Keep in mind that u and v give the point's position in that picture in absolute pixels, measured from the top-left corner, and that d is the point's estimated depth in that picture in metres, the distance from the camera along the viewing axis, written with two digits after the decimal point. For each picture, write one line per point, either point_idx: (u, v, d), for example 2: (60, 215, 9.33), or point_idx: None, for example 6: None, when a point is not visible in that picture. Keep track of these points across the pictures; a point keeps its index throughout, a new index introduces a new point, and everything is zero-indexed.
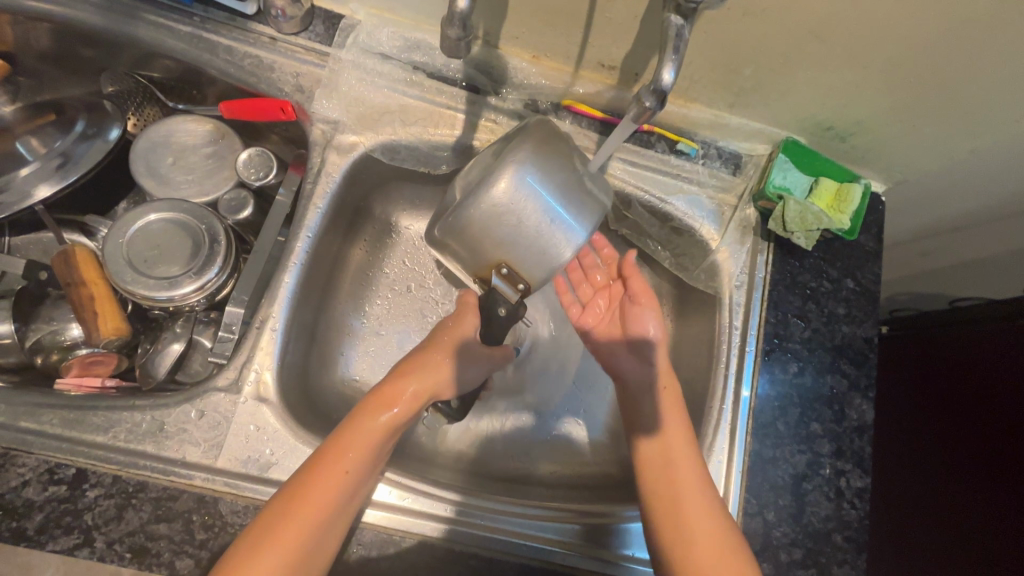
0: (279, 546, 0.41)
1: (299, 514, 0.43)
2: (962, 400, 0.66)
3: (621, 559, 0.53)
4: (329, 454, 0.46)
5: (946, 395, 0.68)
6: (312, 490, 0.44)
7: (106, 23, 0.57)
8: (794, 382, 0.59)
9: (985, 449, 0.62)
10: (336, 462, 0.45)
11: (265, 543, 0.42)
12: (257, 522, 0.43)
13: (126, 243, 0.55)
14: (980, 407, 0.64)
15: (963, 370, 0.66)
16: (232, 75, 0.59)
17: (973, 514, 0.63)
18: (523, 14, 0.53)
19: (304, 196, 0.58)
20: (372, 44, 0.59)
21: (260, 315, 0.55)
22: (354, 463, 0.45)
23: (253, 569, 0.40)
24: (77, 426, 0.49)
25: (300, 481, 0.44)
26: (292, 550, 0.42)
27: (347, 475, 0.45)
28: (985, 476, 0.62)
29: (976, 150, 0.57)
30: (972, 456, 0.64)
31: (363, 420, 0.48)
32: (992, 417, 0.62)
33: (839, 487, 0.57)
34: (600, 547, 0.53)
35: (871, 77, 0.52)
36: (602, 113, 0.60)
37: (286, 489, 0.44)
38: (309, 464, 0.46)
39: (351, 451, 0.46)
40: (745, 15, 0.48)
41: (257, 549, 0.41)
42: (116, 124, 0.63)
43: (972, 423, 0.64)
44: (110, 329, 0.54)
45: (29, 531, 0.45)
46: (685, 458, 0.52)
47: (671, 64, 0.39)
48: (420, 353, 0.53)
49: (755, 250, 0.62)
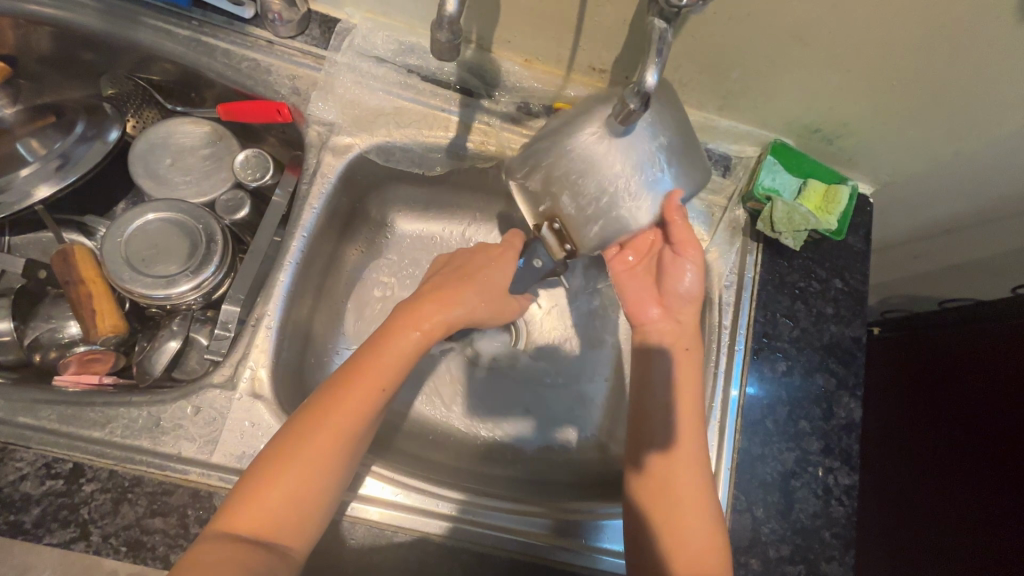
0: (309, 450, 0.44)
1: (331, 423, 0.45)
2: (954, 400, 0.66)
3: (591, 550, 0.53)
4: (360, 368, 0.47)
5: (936, 395, 0.69)
6: (344, 400, 0.45)
7: (107, 26, 0.58)
8: (783, 380, 0.60)
9: (975, 448, 0.63)
10: (370, 381, 0.47)
11: (298, 447, 0.44)
12: (288, 427, 0.45)
13: (124, 243, 0.56)
14: (971, 406, 0.64)
15: (954, 369, 0.67)
16: (229, 78, 0.60)
17: (962, 513, 0.63)
18: (515, 18, 0.54)
19: (299, 196, 0.59)
20: (367, 48, 0.60)
21: (256, 313, 0.55)
22: (388, 382, 0.47)
23: (270, 488, 0.42)
24: (74, 421, 0.50)
25: (332, 391, 0.46)
26: (320, 458, 0.44)
27: (378, 391, 0.47)
28: (974, 474, 0.62)
29: (960, 152, 0.58)
30: (961, 456, 0.64)
31: (396, 336, 0.49)
32: (982, 416, 0.63)
33: (827, 484, 0.57)
34: (571, 537, 0.54)
35: (855, 80, 0.53)
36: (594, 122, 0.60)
37: (317, 400, 0.46)
38: (339, 375, 0.47)
39: (383, 367, 0.47)
40: (731, 19, 0.49)
41: (288, 455, 0.43)
42: (116, 125, 0.64)
43: (963, 422, 0.65)
44: (108, 326, 0.55)
45: (26, 525, 0.46)
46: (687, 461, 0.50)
47: (654, 66, 0.39)
48: (456, 279, 0.53)
49: (744, 250, 0.63)
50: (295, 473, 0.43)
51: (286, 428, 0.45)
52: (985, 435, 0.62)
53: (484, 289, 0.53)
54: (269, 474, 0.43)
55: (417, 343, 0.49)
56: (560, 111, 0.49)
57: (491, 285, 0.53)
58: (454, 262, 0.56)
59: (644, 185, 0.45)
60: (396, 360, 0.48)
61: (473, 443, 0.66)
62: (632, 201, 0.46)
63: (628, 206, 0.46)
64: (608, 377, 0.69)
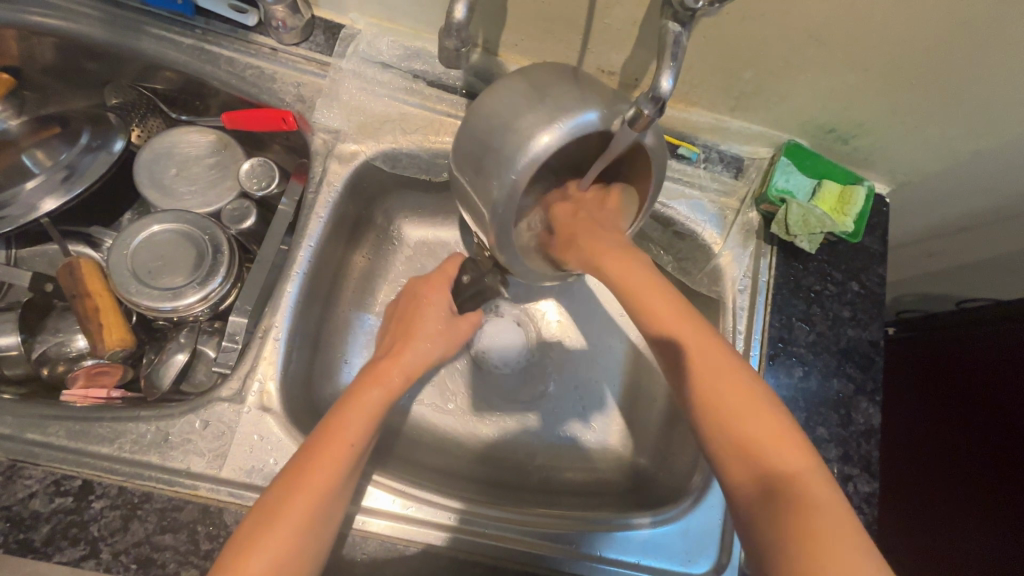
0: (292, 510, 0.41)
1: (306, 486, 0.42)
2: (978, 404, 0.65)
3: (563, 553, 0.52)
4: (329, 430, 0.45)
5: (958, 398, 0.67)
6: (317, 459, 0.43)
7: (111, 36, 0.58)
8: (799, 386, 0.58)
9: (1001, 455, 0.61)
10: (343, 432, 0.45)
11: (273, 514, 0.41)
12: (264, 498, 0.43)
13: (130, 255, 0.55)
14: (995, 411, 0.63)
15: (973, 373, 0.65)
16: (234, 86, 0.59)
17: (990, 521, 0.62)
18: (521, 21, 0.53)
19: (305, 205, 0.58)
20: (372, 54, 0.60)
21: (263, 324, 0.55)
22: (360, 432, 0.45)
23: (260, 550, 0.40)
24: (83, 437, 0.49)
25: (304, 456, 0.44)
26: (299, 524, 0.41)
27: (346, 452, 0.44)
28: (1002, 483, 0.61)
29: (980, 150, 0.57)
30: (988, 462, 0.63)
31: (358, 397, 0.47)
32: (1006, 421, 0.61)
33: (846, 492, 0.56)
34: (539, 540, 0.53)
35: (871, 80, 0.52)
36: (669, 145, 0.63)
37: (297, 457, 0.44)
38: (311, 434, 0.45)
39: (349, 427, 0.45)
40: (744, 20, 0.48)
41: (265, 522, 0.41)
42: (120, 136, 0.63)
43: (989, 428, 0.63)
44: (114, 340, 0.55)
45: (35, 543, 0.46)
46: (757, 418, 0.39)
47: (669, 71, 0.39)
48: (398, 333, 0.53)
49: (758, 253, 0.62)
50: (281, 533, 0.40)
51: (268, 490, 0.43)
52: (1010, 442, 0.61)
53: (432, 337, 0.53)
54: (256, 534, 0.40)
55: (381, 398, 0.48)
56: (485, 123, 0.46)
57: (436, 332, 0.53)
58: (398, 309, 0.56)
59: (556, 113, 0.42)
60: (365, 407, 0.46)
61: (480, 451, 0.65)
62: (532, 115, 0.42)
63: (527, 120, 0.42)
64: (621, 382, 0.68)
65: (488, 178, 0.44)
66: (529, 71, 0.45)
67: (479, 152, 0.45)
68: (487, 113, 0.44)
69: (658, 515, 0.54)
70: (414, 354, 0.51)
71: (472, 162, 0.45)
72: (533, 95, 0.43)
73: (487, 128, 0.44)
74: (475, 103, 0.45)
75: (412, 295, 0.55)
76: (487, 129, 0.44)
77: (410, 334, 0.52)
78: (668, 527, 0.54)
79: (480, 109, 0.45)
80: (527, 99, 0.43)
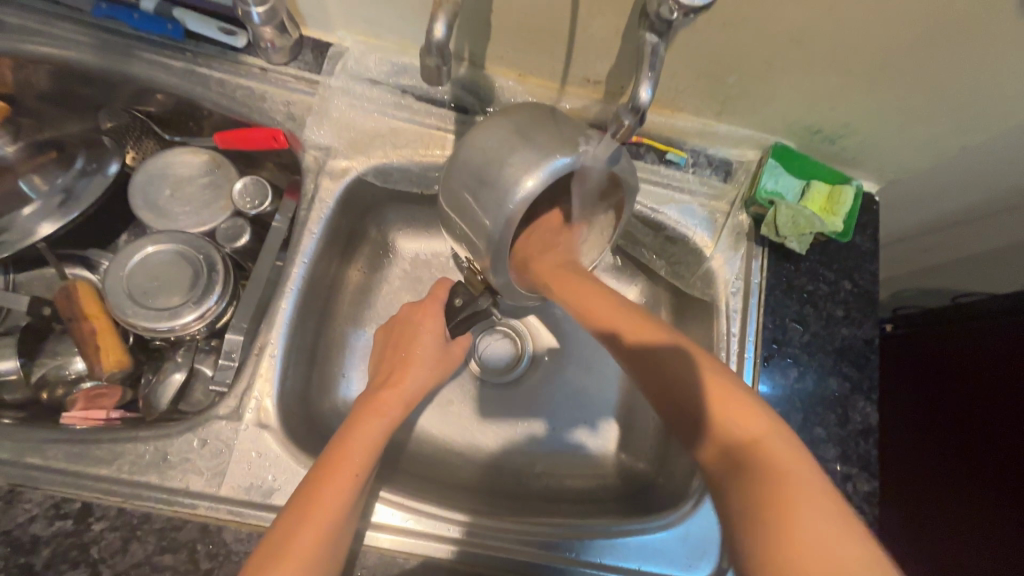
0: (302, 539, 0.42)
1: (310, 523, 0.43)
2: (989, 405, 0.63)
3: (563, 562, 0.53)
4: (333, 459, 0.46)
5: (965, 396, 0.66)
6: (325, 490, 0.44)
7: (103, 62, 0.58)
8: (795, 386, 0.59)
9: (1009, 456, 0.60)
10: (350, 463, 0.46)
11: (285, 544, 0.41)
12: (270, 533, 0.43)
13: (126, 277, 0.56)
14: (1006, 414, 0.61)
15: (974, 370, 0.65)
16: (225, 107, 0.60)
17: (998, 527, 0.61)
18: (505, 33, 0.54)
19: (298, 222, 0.59)
20: (361, 71, 0.61)
21: (259, 342, 0.55)
22: (360, 465, 0.46)
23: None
24: (82, 459, 0.50)
25: (308, 496, 0.44)
26: (307, 557, 0.41)
27: (354, 481, 0.45)
28: (1012, 489, 0.60)
29: (967, 146, 0.57)
30: (996, 466, 0.62)
31: (360, 428, 0.48)
32: (1013, 422, 0.60)
33: (845, 492, 0.56)
34: (541, 550, 0.53)
35: (853, 81, 0.52)
36: (658, 145, 0.64)
37: (306, 483, 0.45)
38: (316, 463, 0.46)
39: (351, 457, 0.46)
40: (725, 25, 0.49)
41: (273, 556, 0.41)
42: (116, 158, 0.64)
43: (999, 430, 0.62)
44: (112, 361, 0.56)
45: (36, 567, 0.46)
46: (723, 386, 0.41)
47: (648, 81, 0.40)
48: (399, 363, 0.54)
49: (750, 255, 0.62)
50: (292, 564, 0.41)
51: (281, 518, 0.43)
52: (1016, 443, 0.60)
53: (425, 366, 0.54)
54: (276, 559, 0.41)
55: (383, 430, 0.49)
56: (466, 154, 0.46)
57: (432, 359, 0.54)
58: (388, 338, 0.56)
59: (542, 156, 0.43)
60: (369, 436, 0.48)
61: (480, 460, 0.65)
62: (520, 158, 0.43)
63: (515, 161, 0.43)
64: (617, 387, 0.68)
65: (481, 212, 0.45)
66: (514, 111, 0.46)
67: (473, 185, 0.45)
68: (478, 150, 0.45)
69: (660, 519, 0.54)
70: (412, 383, 0.53)
71: (466, 202, 0.46)
72: (517, 135, 0.44)
73: (480, 164, 0.44)
74: (464, 140, 0.46)
75: (407, 320, 0.56)
76: (479, 162, 0.45)
77: (406, 361, 0.53)
78: (668, 532, 0.54)
79: (472, 147, 0.45)
80: (517, 136, 0.44)
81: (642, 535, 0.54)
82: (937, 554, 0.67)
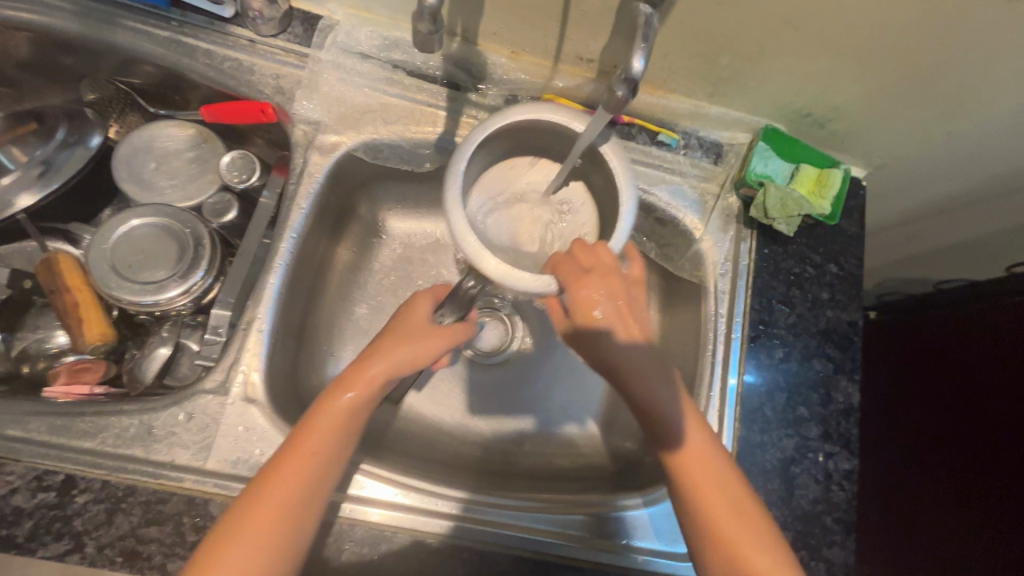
0: (251, 528, 0.41)
1: (263, 511, 0.42)
2: (972, 388, 0.64)
3: (551, 536, 0.53)
4: (295, 442, 0.45)
5: (948, 378, 0.67)
6: (278, 477, 0.43)
7: (85, 30, 0.57)
8: (780, 367, 0.59)
9: (987, 437, 0.62)
10: (306, 451, 0.44)
11: (235, 530, 0.41)
12: (227, 515, 0.43)
13: (110, 250, 0.55)
14: (988, 396, 0.62)
15: (961, 354, 0.66)
16: (212, 79, 0.59)
17: (974, 506, 0.62)
18: (499, 9, 0.53)
19: (287, 197, 0.58)
20: (351, 44, 0.60)
21: (247, 316, 0.55)
22: (316, 450, 0.44)
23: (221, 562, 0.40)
24: (65, 432, 0.49)
25: (264, 482, 0.43)
26: (260, 540, 0.41)
27: (309, 467, 0.44)
28: (990, 469, 0.61)
29: (953, 132, 0.58)
30: (976, 447, 0.63)
31: (324, 405, 0.46)
32: (996, 405, 0.61)
33: (827, 470, 0.57)
34: (534, 520, 0.54)
35: (844, 64, 0.52)
36: (656, 126, 0.64)
37: (266, 469, 0.44)
38: (278, 449, 0.45)
39: (306, 451, 0.44)
40: (718, 4, 0.48)
41: (227, 534, 0.41)
42: (98, 132, 0.62)
43: (981, 412, 0.63)
44: (96, 335, 0.55)
45: (18, 539, 0.45)
46: (704, 454, 0.47)
47: (640, 52, 0.40)
48: (383, 337, 0.49)
49: (738, 238, 0.63)
50: (243, 553, 0.41)
51: (237, 502, 0.43)
52: (995, 425, 0.61)
53: (418, 337, 0.49)
54: (220, 545, 0.41)
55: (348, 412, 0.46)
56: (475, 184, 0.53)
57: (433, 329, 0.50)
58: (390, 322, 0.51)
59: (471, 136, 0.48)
60: (332, 418, 0.45)
61: (468, 441, 0.65)
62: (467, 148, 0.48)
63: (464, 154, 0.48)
64: None
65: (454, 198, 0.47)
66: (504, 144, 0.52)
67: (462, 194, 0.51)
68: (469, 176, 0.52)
69: (650, 494, 0.55)
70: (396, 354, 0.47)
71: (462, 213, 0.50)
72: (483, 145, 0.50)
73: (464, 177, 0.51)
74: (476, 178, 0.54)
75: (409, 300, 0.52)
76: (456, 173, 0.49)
77: (394, 335, 0.49)
78: (662, 506, 0.55)
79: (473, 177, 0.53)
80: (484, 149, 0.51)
81: (644, 509, 0.55)
82: (912, 530, 0.69)
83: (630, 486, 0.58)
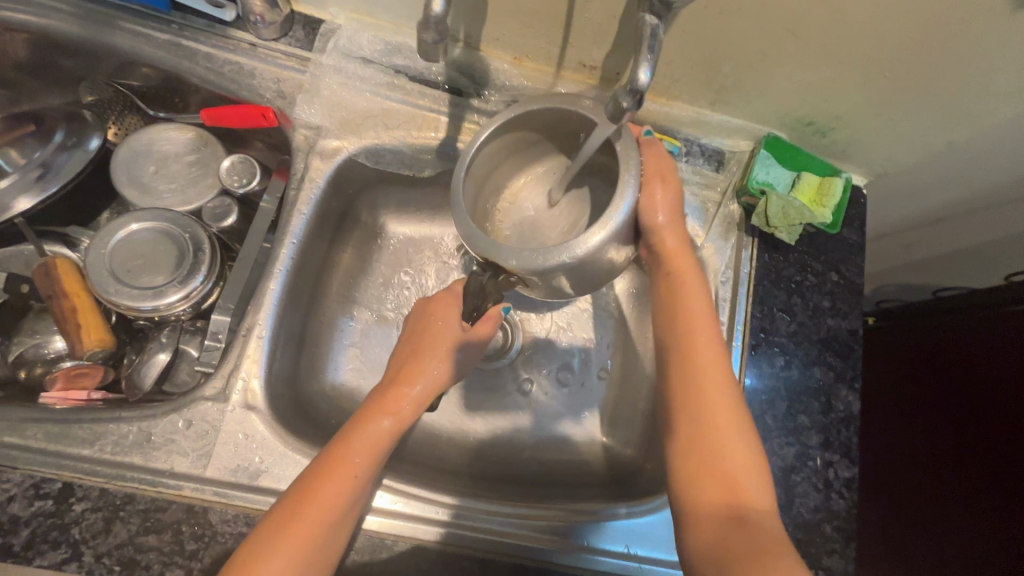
0: (289, 545, 0.41)
1: (304, 523, 0.42)
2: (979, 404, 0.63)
3: (551, 545, 0.53)
4: (336, 457, 0.45)
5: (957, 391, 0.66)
6: (319, 493, 0.43)
7: (86, 32, 0.56)
8: (781, 375, 0.59)
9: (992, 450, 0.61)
10: (348, 470, 0.45)
11: (274, 541, 0.41)
12: (266, 519, 0.43)
13: (109, 253, 0.55)
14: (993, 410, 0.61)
15: (968, 367, 0.65)
16: (212, 83, 0.59)
17: (980, 525, 0.61)
18: (501, 16, 0.53)
19: (287, 202, 0.58)
20: (352, 49, 0.59)
21: (246, 323, 0.54)
22: (363, 470, 0.45)
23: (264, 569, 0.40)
24: (62, 439, 0.49)
25: (303, 501, 0.43)
26: (298, 552, 0.41)
27: (354, 481, 0.45)
28: (1000, 495, 0.60)
29: (953, 142, 0.58)
30: (983, 463, 0.62)
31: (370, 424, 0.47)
32: (1004, 421, 0.60)
33: (827, 478, 0.57)
34: (534, 531, 0.53)
35: (846, 74, 0.53)
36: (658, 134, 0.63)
37: (304, 481, 0.44)
38: (319, 458, 0.46)
39: (357, 456, 0.46)
40: (722, 13, 0.48)
41: (267, 543, 0.41)
42: (96, 133, 0.61)
43: (989, 427, 0.62)
44: (94, 340, 0.54)
45: (15, 547, 0.45)
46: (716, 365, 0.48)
47: (646, 64, 0.39)
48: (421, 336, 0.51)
49: (740, 245, 0.63)
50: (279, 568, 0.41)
51: (275, 510, 0.43)
52: (1000, 439, 0.60)
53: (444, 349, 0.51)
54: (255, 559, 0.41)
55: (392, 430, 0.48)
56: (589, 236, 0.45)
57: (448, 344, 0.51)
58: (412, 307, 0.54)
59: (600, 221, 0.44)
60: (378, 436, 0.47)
61: (468, 445, 0.65)
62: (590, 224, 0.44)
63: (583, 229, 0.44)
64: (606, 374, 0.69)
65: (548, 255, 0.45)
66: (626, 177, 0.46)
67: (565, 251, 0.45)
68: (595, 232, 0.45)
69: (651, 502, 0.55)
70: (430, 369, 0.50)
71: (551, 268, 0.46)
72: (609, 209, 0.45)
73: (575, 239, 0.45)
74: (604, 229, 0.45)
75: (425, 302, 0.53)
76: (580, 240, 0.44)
77: (432, 345, 0.51)
78: (663, 514, 0.55)
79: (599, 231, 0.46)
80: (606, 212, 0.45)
81: (643, 517, 0.55)
82: (912, 538, 0.69)
83: (630, 495, 0.58)
